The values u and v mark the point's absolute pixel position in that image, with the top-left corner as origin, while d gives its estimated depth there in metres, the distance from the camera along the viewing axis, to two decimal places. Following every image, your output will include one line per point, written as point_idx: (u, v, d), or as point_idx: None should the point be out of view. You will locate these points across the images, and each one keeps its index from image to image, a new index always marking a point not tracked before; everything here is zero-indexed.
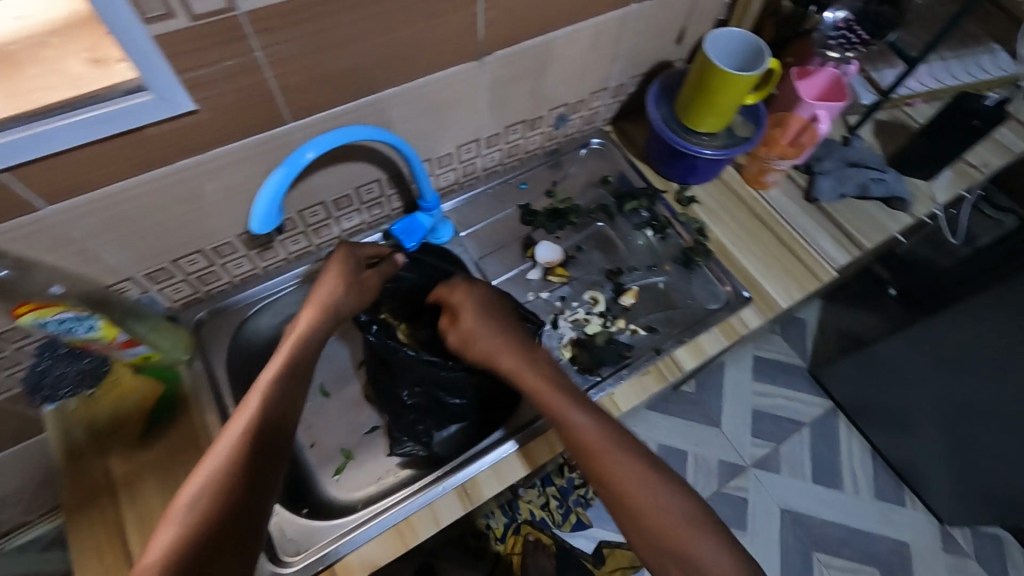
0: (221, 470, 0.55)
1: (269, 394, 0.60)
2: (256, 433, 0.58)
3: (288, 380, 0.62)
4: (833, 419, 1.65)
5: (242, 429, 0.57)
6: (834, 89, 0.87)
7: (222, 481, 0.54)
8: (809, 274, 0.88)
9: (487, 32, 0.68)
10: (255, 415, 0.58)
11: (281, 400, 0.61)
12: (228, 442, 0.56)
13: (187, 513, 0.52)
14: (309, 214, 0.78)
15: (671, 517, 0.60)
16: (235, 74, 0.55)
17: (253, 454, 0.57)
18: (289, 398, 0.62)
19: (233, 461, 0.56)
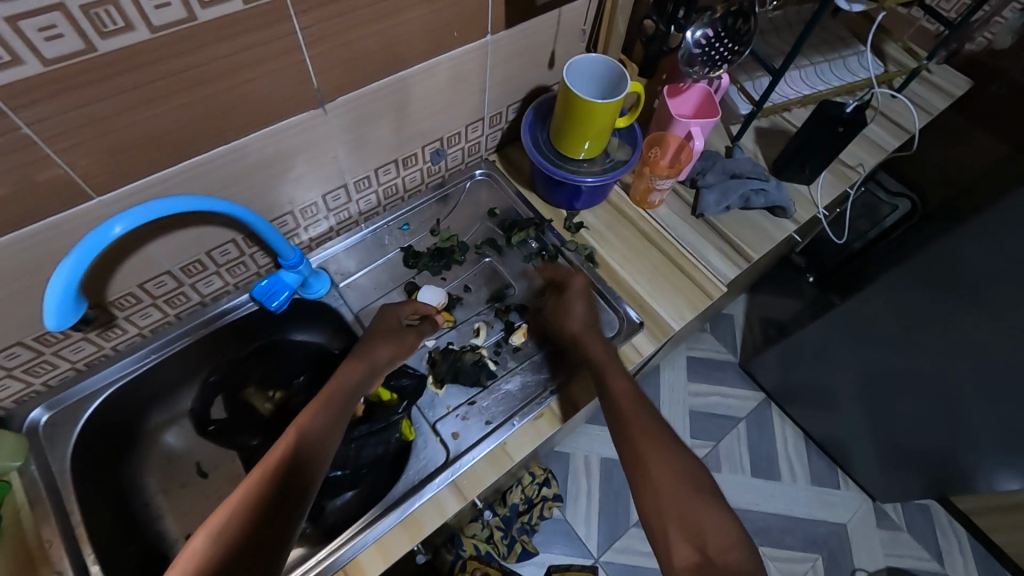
0: (226, 532, 0.54)
1: (284, 459, 0.60)
2: (261, 493, 0.57)
3: (305, 448, 0.62)
4: (765, 410, 1.67)
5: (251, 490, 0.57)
6: (706, 105, 0.90)
7: (247, 509, 0.55)
8: (700, 292, 0.87)
9: (323, 78, 0.63)
10: (284, 450, 0.61)
11: (295, 468, 0.60)
12: (234, 502, 0.56)
13: (209, 541, 0.53)
14: (154, 286, 0.70)
15: (674, 479, 0.63)
16: (5, 154, 0.48)
17: (258, 516, 0.55)
18: (306, 466, 0.60)
19: (237, 519, 0.54)
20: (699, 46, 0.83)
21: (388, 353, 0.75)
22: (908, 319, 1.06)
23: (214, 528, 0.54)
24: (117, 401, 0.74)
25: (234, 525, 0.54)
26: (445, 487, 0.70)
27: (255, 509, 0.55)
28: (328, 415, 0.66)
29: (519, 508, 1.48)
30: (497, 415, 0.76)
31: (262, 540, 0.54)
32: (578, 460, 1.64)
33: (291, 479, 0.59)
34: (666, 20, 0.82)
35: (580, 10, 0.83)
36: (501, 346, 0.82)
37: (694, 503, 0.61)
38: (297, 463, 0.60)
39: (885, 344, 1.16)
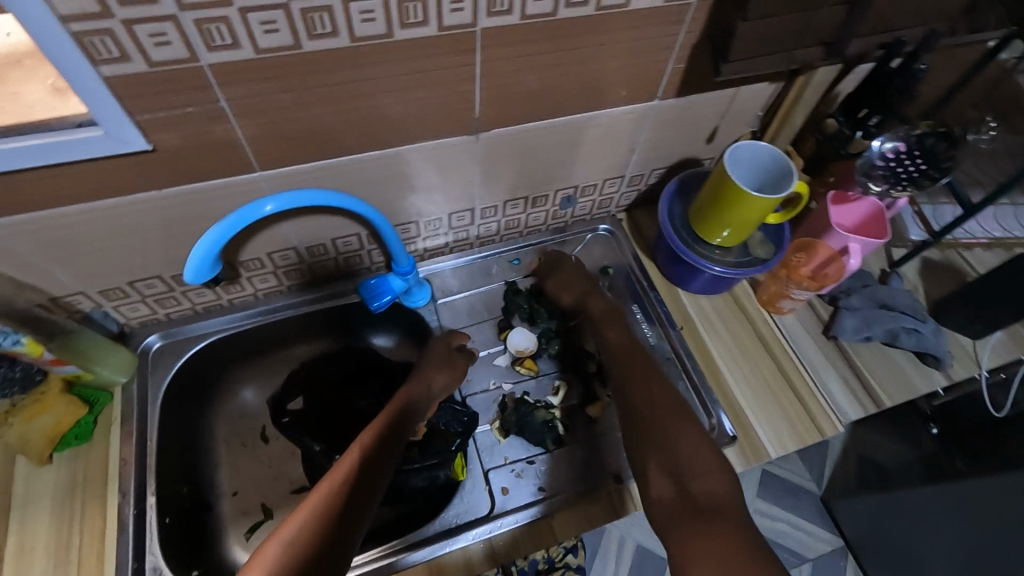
0: (299, 541, 0.52)
1: (352, 474, 0.59)
2: (332, 507, 0.56)
3: (372, 463, 0.62)
4: (839, 560, 1.46)
5: (321, 502, 0.56)
6: (874, 222, 0.80)
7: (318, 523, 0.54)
8: (810, 423, 0.77)
9: (485, 109, 0.64)
10: (352, 465, 0.60)
11: (362, 485, 0.59)
12: (305, 511, 0.55)
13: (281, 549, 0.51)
14: (280, 257, 0.75)
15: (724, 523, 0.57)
16: (198, 120, 0.53)
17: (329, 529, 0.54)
18: (370, 484, 0.60)
19: (309, 530, 0.53)
20: (884, 159, 0.75)
21: (443, 380, 0.76)
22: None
23: (283, 537, 0.52)
24: (217, 349, 0.80)
25: (305, 536, 0.52)
26: (479, 541, 0.66)
27: (326, 523, 0.54)
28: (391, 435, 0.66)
29: (539, 565, 1.41)
30: (552, 484, 0.72)
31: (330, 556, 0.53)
32: (612, 539, 1.52)
33: (359, 496, 0.58)
34: (854, 123, 0.76)
35: (757, 93, 0.78)
36: (574, 412, 0.79)
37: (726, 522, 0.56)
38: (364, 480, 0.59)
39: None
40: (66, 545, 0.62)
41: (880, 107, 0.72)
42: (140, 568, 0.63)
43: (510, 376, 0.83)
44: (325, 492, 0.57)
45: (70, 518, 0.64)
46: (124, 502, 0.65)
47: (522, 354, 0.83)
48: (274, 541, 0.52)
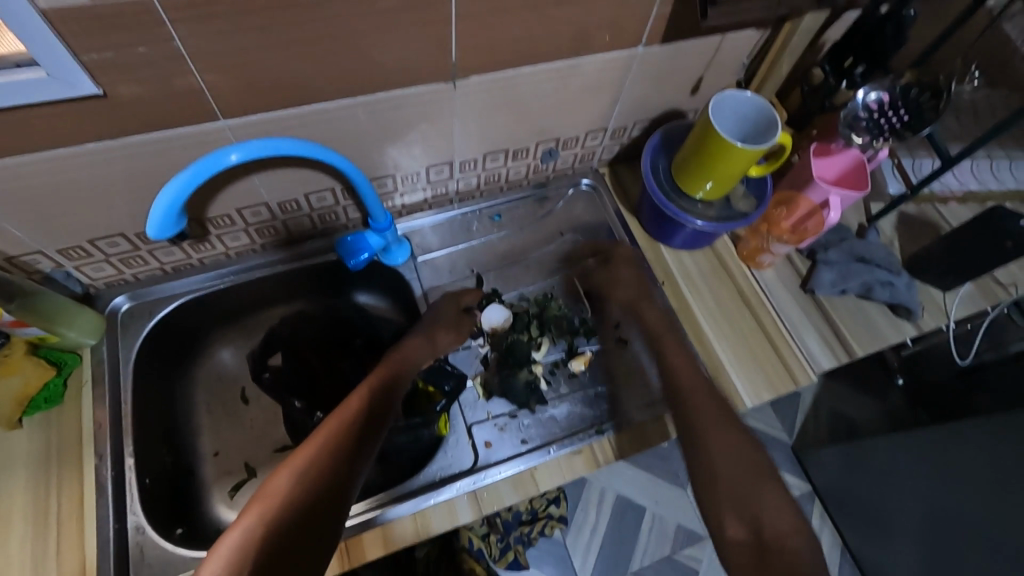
0: (304, 480, 0.54)
1: (357, 414, 0.61)
2: (337, 448, 0.57)
3: (375, 406, 0.64)
4: (807, 504, 1.53)
5: (325, 443, 0.57)
6: (856, 174, 0.79)
7: (323, 458, 0.56)
8: (785, 374, 0.79)
9: (463, 54, 0.61)
10: (356, 407, 0.62)
11: (365, 429, 0.60)
12: (307, 453, 0.56)
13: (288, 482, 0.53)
14: (251, 214, 0.72)
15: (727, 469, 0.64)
16: (153, 61, 0.49)
17: (332, 469, 0.55)
18: (372, 426, 0.61)
19: (314, 468, 0.55)
20: (868, 110, 0.74)
21: (450, 340, 0.77)
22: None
23: (287, 477, 0.54)
24: (190, 310, 0.77)
25: (310, 474, 0.54)
26: (463, 493, 0.67)
27: (330, 463, 0.56)
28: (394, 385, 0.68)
29: (521, 517, 1.46)
30: (534, 437, 0.74)
31: (334, 492, 0.54)
32: (593, 490, 1.58)
33: (363, 439, 0.59)
34: (840, 74, 0.75)
35: (744, 40, 0.76)
36: (557, 368, 0.80)
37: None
38: (367, 423, 0.61)
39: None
40: (44, 507, 0.61)
41: (866, 57, 0.72)
42: (123, 528, 0.63)
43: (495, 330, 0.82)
44: (327, 436, 0.58)
45: (47, 480, 0.63)
46: (102, 464, 0.64)
47: (495, 330, 0.82)
48: (279, 481, 0.54)
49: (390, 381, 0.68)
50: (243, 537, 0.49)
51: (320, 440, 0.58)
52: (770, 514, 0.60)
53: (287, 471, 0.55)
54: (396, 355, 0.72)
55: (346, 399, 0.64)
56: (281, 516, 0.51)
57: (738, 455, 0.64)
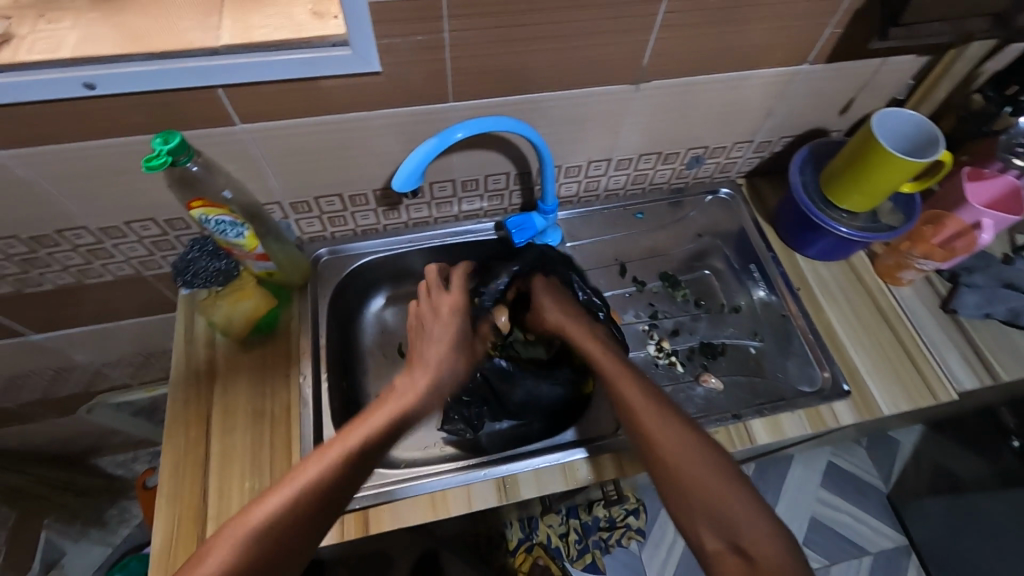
0: (276, 518, 0.53)
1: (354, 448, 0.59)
2: (322, 491, 0.56)
3: (377, 441, 0.61)
4: (902, 559, 1.44)
5: (310, 481, 0.56)
6: (1010, 199, 0.80)
7: (302, 499, 0.55)
8: (924, 388, 0.80)
9: (653, 60, 0.70)
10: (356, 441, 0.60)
11: (358, 463, 0.59)
12: (287, 492, 0.55)
13: (260, 519, 0.53)
14: (438, 188, 0.84)
15: None
16: (421, 49, 0.61)
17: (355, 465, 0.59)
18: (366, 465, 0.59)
19: (293, 504, 0.54)
20: None
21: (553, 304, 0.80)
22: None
23: (275, 501, 0.54)
24: (372, 270, 0.90)
25: (285, 513, 0.53)
26: (607, 452, 0.74)
27: (314, 501, 0.55)
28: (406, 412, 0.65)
29: (600, 523, 1.48)
30: None
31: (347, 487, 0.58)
32: None
33: (349, 479, 0.58)
34: (1004, 100, 0.78)
35: (905, 65, 0.80)
36: (693, 354, 0.86)
37: (662, 417, 0.63)
38: (363, 461, 0.59)
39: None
40: (262, 411, 0.73)
41: None
42: (319, 439, 0.73)
43: (647, 310, 0.90)
44: (318, 470, 0.57)
45: (262, 390, 0.75)
46: (305, 382, 0.76)
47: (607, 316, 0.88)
48: (259, 508, 0.54)
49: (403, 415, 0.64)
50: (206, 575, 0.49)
51: (304, 478, 0.56)
52: None
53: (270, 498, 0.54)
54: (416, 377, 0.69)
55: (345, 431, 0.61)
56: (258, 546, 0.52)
57: (687, 448, 0.60)
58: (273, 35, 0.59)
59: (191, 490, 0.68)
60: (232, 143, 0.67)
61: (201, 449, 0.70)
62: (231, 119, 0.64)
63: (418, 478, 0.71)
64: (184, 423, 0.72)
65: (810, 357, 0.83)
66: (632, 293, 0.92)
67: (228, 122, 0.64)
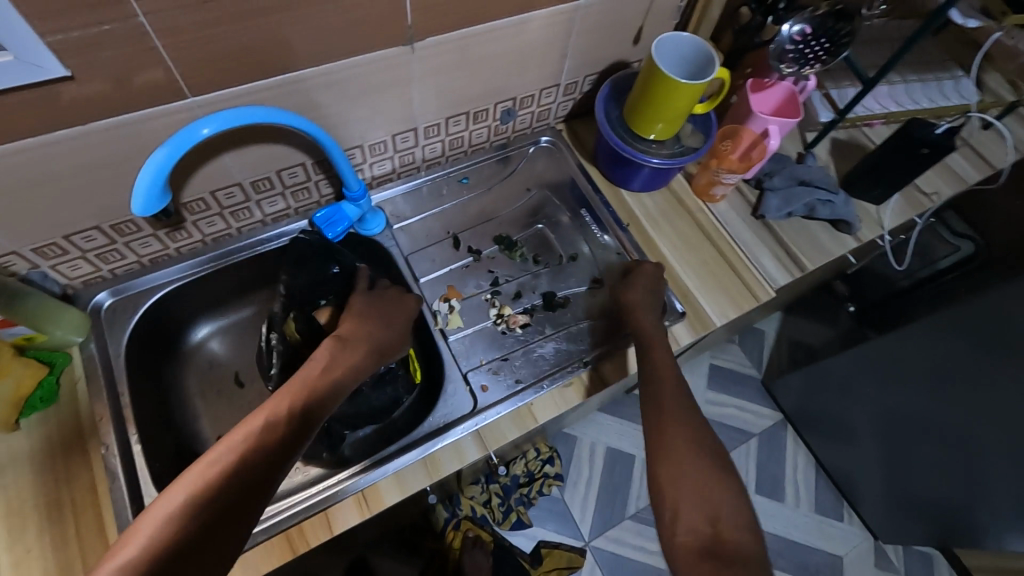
0: (189, 511, 0.50)
1: (267, 424, 0.58)
2: (236, 474, 0.53)
3: (298, 419, 0.60)
4: (781, 431, 1.58)
5: (227, 464, 0.53)
6: (789, 104, 0.87)
7: (216, 483, 0.52)
8: (747, 292, 0.86)
9: (416, 16, 0.64)
10: (269, 418, 0.58)
11: (275, 437, 0.57)
12: (201, 477, 0.52)
13: (169, 518, 0.49)
14: (224, 196, 0.73)
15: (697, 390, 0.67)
16: (119, 40, 0.51)
17: (270, 439, 0.56)
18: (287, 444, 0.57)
19: (195, 499, 0.50)
20: (793, 42, 0.80)
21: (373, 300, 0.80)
22: (939, 379, 1.04)
23: (175, 498, 0.50)
24: (175, 301, 0.78)
25: (195, 502, 0.50)
26: (468, 434, 0.71)
27: (226, 483, 0.52)
28: (314, 389, 0.64)
29: (520, 479, 1.41)
30: (526, 376, 0.78)
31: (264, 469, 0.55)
32: (584, 446, 1.57)
33: (269, 456, 0.55)
34: (764, 10, 0.81)
35: None
36: (540, 311, 0.85)
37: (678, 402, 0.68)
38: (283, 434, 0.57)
39: (915, 396, 1.11)
40: (58, 500, 0.62)
41: None
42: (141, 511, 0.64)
43: (488, 279, 0.87)
44: (224, 457, 0.54)
45: (54, 477, 0.63)
46: (108, 452, 0.65)
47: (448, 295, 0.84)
48: (158, 510, 0.50)
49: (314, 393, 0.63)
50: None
51: (216, 463, 0.53)
52: None
53: (169, 500, 0.51)
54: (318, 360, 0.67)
55: (257, 413, 0.59)
56: (162, 545, 0.48)
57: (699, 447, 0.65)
58: None
59: None
60: None
61: None
62: None
63: (267, 518, 0.65)
64: None
65: None
66: (470, 264, 0.88)
67: None
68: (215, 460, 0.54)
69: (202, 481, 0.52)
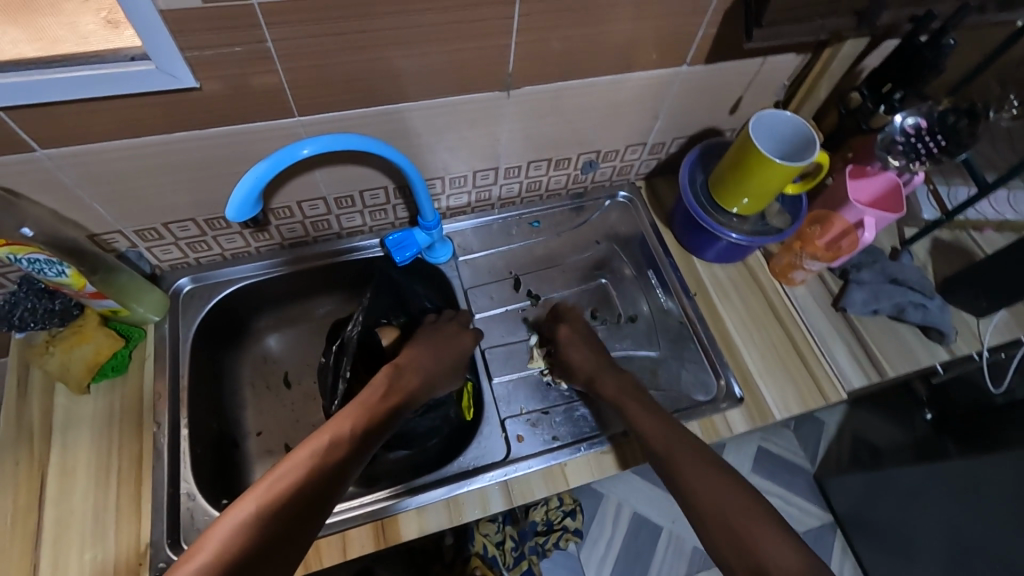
0: (259, 522, 0.52)
1: (334, 443, 0.60)
2: (303, 489, 0.55)
3: (360, 440, 0.62)
4: (829, 535, 1.44)
5: (294, 480, 0.55)
6: (890, 197, 0.81)
7: (285, 497, 0.54)
8: (815, 389, 0.80)
9: (517, 66, 0.65)
10: (337, 438, 0.60)
11: (340, 458, 0.59)
12: (271, 488, 0.54)
13: (241, 527, 0.51)
14: (308, 207, 0.77)
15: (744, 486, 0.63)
16: (246, 60, 0.55)
17: (335, 458, 0.59)
18: (348, 466, 0.59)
19: (265, 511, 0.53)
20: (905, 134, 0.76)
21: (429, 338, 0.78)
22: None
23: (245, 510, 0.53)
24: (244, 296, 0.83)
25: (265, 515, 0.52)
26: (495, 483, 0.70)
27: (293, 499, 0.54)
28: (375, 412, 0.66)
29: (537, 526, 1.36)
30: (564, 434, 0.75)
31: (328, 489, 0.57)
32: (610, 505, 1.48)
33: (333, 476, 0.57)
34: (878, 98, 0.76)
35: (783, 63, 0.79)
36: None
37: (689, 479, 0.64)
38: (348, 455, 0.60)
39: (996, 537, 0.98)
40: (107, 466, 0.66)
41: (905, 83, 0.72)
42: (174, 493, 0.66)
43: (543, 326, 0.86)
44: (293, 472, 0.56)
45: (108, 443, 0.67)
46: (159, 431, 0.68)
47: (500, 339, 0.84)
48: (228, 519, 0.52)
49: (376, 418, 0.65)
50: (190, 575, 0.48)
51: (286, 478, 0.55)
52: (782, 529, 0.60)
53: (236, 510, 0.53)
54: (382, 382, 0.70)
55: (325, 429, 0.62)
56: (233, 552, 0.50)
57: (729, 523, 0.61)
58: (58, 48, 0.51)
59: (17, 565, 0.60)
60: (38, 170, 0.58)
61: (33, 516, 0.62)
62: (28, 145, 0.55)
63: None
64: (12, 488, 0.63)
65: (706, 365, 0.82)
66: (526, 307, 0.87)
67: (26, 148, 0.56)
68: (283, 474, 0.56)
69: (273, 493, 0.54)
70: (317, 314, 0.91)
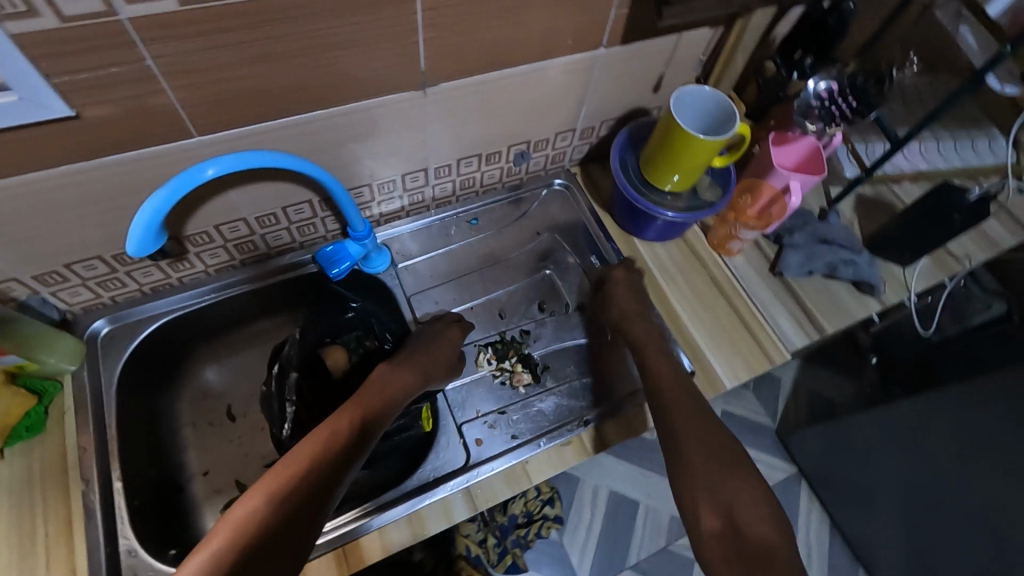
0: (268, 510, 0.54)
1: (332, 438, 0.62)
2: (308, 479, 0.58)
3: (357, 435, 0.63)
4: (794, 486, 1.49)
5: (298, 472, 0.58)
6: (813, 159, 0.81)
7: (291, 488, 0.56)
8: (760, 354, 0.82)
9: (430, 63, 0.63)
10: (335, 432, 0.62)
11: (338, 450, 0.61)
12: (277, 480, 0.57)
13: (251, 516, 0.54)
14: (229, 229, 0.72)
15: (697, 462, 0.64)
16: (126, 82, 0.50)
17: (335, 451, 0.61)
18: (347, 459, 0.61)
19: (273, 500, 0.55)
20: (819, 99, 0.79)
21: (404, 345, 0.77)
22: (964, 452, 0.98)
23: (255, 501, 0.55)
24: (172, 331, 0.77)
25: (273, 504, 0.55)
26: (457, 492, 0.69)
27: (298, 489, 0.56)
28: (369, 408, 0.67)
29: (517, 519, 1.36)
30: (523, 432, 0.75)
31: (330, 480, 0.58)
32: (586, 488, 1.48)
33: (334, 467, 0.59)
34: (790, 65, 0.80)
35: (699, 39, 0.79)
36: (541, 364, 0.82)
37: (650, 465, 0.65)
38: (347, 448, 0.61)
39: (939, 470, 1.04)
40: (30, 536, 0.60)
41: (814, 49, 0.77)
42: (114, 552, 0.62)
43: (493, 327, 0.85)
44: (297, 464, 0.58)
45: (30, 510, 0.62)
46: (88, 489, 0.64)
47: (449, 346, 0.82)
48: (240, 510, 0.54)
49: (371, 415, 0.67)
50: (208, 561, 0.50)
51: (291, 470, 0.58)
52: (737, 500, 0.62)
53: (247, 501, 0.55)
54: (376, 381, 0.71)
55: (325, 425, 0.64)
56: (243, 543, 0.52)
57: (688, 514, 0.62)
58: None
59: None
60: None
61: None
62: None
63: None
64: None
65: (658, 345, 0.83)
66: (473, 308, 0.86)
67: None
68: (288, 466, 0.58)
69: (278, 485, 0.56)
70: (256, 339, 0.86)
